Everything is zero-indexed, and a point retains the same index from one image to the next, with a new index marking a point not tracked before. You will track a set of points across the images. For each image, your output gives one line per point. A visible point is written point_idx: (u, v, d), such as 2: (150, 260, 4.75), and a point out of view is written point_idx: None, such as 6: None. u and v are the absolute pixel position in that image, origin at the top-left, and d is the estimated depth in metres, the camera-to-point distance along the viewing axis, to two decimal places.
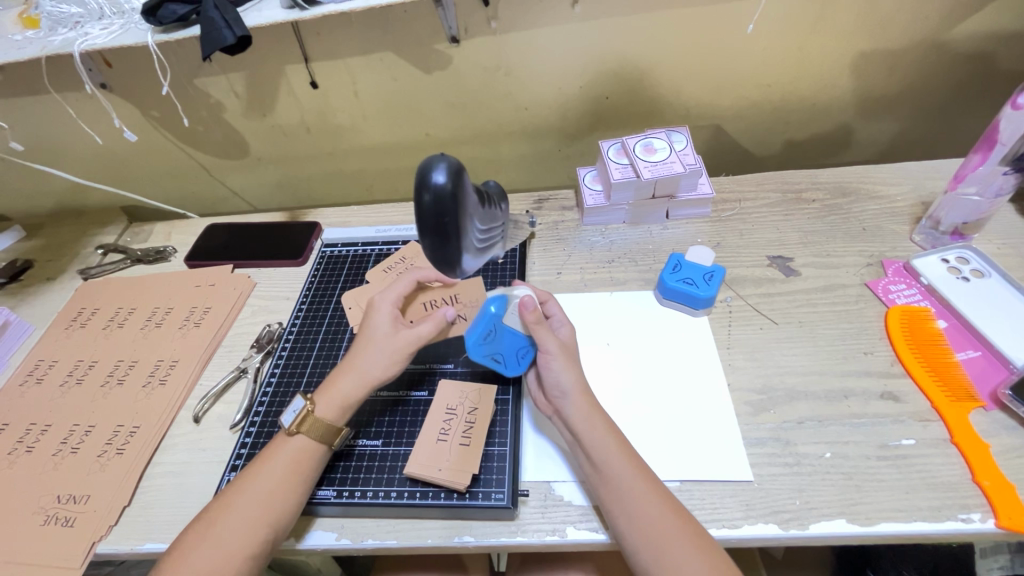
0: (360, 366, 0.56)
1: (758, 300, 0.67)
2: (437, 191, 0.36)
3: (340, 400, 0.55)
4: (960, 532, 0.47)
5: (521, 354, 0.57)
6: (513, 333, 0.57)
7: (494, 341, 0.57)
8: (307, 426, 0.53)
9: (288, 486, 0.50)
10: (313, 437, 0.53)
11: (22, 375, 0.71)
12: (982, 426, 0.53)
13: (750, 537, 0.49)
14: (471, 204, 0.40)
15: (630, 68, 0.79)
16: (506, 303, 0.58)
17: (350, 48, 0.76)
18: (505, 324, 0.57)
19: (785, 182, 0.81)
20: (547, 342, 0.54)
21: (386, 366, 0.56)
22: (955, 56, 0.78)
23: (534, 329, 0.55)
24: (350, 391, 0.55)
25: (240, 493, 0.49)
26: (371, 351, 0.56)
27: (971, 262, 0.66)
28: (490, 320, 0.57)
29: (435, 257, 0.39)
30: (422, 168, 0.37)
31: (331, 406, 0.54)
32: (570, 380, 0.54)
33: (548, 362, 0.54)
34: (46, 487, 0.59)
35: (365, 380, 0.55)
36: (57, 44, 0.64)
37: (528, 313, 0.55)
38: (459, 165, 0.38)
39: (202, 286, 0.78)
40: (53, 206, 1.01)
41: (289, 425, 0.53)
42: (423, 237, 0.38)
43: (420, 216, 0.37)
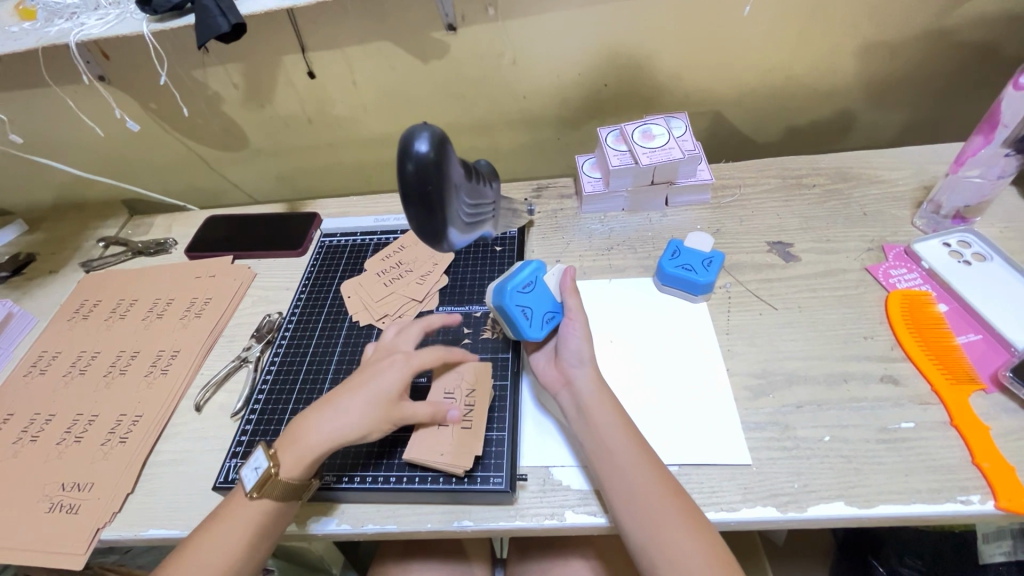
0: (336, 426, 0.51)
1: (757, 285, 0.67)
2: (420, 160, 0.36)
3: (306, 460, 0.51)
4: (959, 514, 0.47)
5: (547, 317, 0.58)
6: (548, 295, 0.59)
7: (530, 294, 0.58)
8: (267, 489, 0.49)
9: (264, 530, 0.49)
10: (274, 499, 0.50)
11: (27, 366, 0.72)
12: (982, 409, 0.53)
13: (749, 520, 0.49)
14: (456, 176, 0.40)
15: (628, 54, 0.78)
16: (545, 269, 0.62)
17: (346, 37, 0.75)
18: (542, 285, 0.60)
19: (785, 168, 0.81)
20: (576, 307, 0.57)
21: (361, 429, 0.51)
22: (959, 38, 0.77)
23: (568, 294, 0.59)
24: (315, 443, 0.51)
25: (219, 534, 0.48)
26: (357, 405, 0.52)
27: (973, 245, 0.65)
28: (534, 274, 0.59)
29: (420, 228, 0.39)
30: (406, 138, 0.37)
31: (296, 466, 0.50)
32: (586, 350, 0.55)
33: (572, 327, 0.57)
34: (51, 475, 0.59)
35: (332, 439, 0.51)
36: (52, 35, 0.64)
37: (568, 278, 0.59)
38: (443, 135, 0.37)
39: (202, 278, 0.79)
40: (54, 199, 1.01)
41: (249, 488, 0.50)
42: (407, 208, 0.37)
43: (403, 186, 0.37)
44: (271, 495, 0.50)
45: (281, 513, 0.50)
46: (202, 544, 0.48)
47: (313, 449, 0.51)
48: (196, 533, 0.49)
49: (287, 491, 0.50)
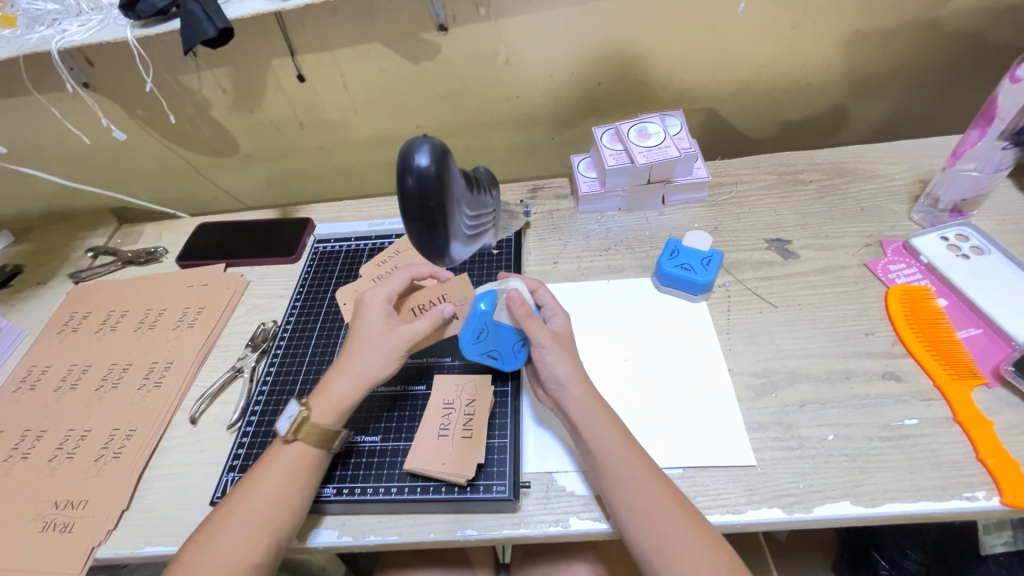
0: (355, 368, 0.54)
1: (757, 284, 0.66)
2: (420, 174, 0.35)
3: (337, 404, 0.53)
4: (965, 510, 0.47)
5: (518, 349, 0.56)
6: (506, 329, 0.55)
7: (489, 337, 0.55)
8: (304, 432, 0.52)
9: (304, 474, 0.51)
10: (311, 442, 0.52)
11: (16, 381, 0.70)
12: (985, 404, 0.53)
13: (755, 522, 0.48)
14: (457, 189, 0.39)
15: (622, 52, 0.77)
16: (491, 296, 0.55)
17: (336, 40, 0.74)
18: (496, 323, 0.54)
19: (781, 164, 0.80)
20: (540, 335, 0.53)
21: (382, 365, 0.54)
22: (952, 31, 0.77)
23: (524, 323, 0.54)
24: (347, 393, 0.54)
25: (258, 481, 0.50)
26: (366, 351, 0.55)
27: (971, 239, 0.65)
28: (484, 318, 0.54)
29: (421, 243, 0.38)
30: (405, 152, 0.36)
31: (328, 410, 0.53)
32: (566, 370, 0.53)
33: (542, 354, 0.53)
34: (43, 494, 0.58)
35: (359, 380, 0.54)
36: (34, 42, 0.63)
37: (517, 308, 0.54)
38: (443, 147, 0.36)
39: (195, 287, 0.77)
40: (41, 209, 0.99)
41: (284, 433, 0.52)
42: (408, 224, 0.37)
43: (403, 201, 0.36)
44: (309, 438, 0.52)
45: (321, 458, 0.52)
46: (246, 493, 0.49)
47: (338, 394, 0.54)
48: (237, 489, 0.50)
49: (323, 437, 0.52)
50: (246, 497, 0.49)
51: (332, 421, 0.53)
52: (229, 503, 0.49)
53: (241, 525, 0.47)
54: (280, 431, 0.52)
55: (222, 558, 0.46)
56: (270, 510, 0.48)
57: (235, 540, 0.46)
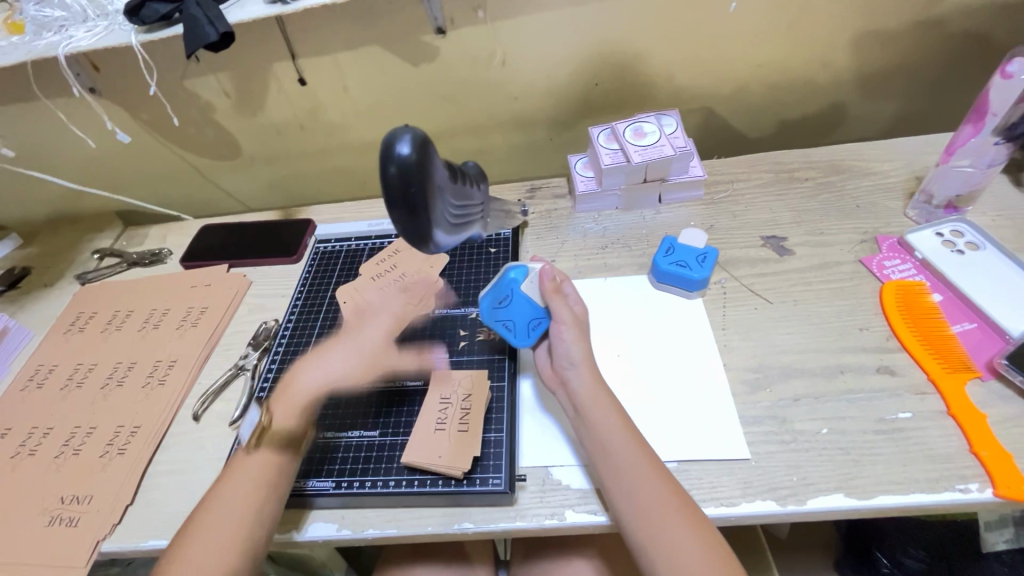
0: (326, 371, 0.57)
1: (752, 280, 0.67)
2: (402, 163, 0.36)
3: (300, 407, 0.55)
4: (958, 503, 0.47)
5: (534, 325, 0.58)
6: (530, 302, 0.59)
7: (509, 305, 0.59)
8: (267, 438, 0.53)
9: (268, 483, 0.51)
10: (274, 448, 0.53)
11: (23, 380, 0.72)
12: (979, 397, 0.53)
13: (749, 514, 0.49)
14: (441, 178, 0.40)
15: (618, 53, 0.78)
16: (527, 273, 0.61)
17: (336, 44, 0.76)
18: (521, 292, 0.60)
19: (778, 162, 0.81)
20: (561, 312, 0.56)
21: (350, 376, 0.57)
22: (947, 29, 0.77)
23: (550, 298, 0.57)
24: (310, 391, 0.56)
25: (226, 490, 0.50)
26: (345, 357, 0.58)
27: (966, 234, 0.65)
28: (510, 285, 0.60)
29: (406, 231, 0.39)
30: (387, 141, 0.37)
31: (291, 415, 0.54)
32: (579, 352, 0.54)
33: (560, 331, 0.55)
34: (49, 489, 0.59)
35: (326, 382, 0.56)
36: (41, 48, 0.64)
37: (545, 282, 0.58)
38: (425, 137, 0.37)
39: (198, 287, 0.79)
40: (48, 213, 1.01)
41: (247, 442, 0.53)
42: (392, 212, 0.38)
43: (387, 189, 0.37)
44: (271, 443, 0.53)
45: (278, 467, 0.52)
46: (215, 503, 0.49)
47: (303, 394, 0.56)
48: (207, 498, 0.50)
49: (286, 441, 0.53)
50: (214, 508, 0.49)
51: (294, 423, 0.54)
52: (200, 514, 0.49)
53: (213, 534, 0.48)
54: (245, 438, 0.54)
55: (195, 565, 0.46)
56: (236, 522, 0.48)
57: (207, 549, 0.47)
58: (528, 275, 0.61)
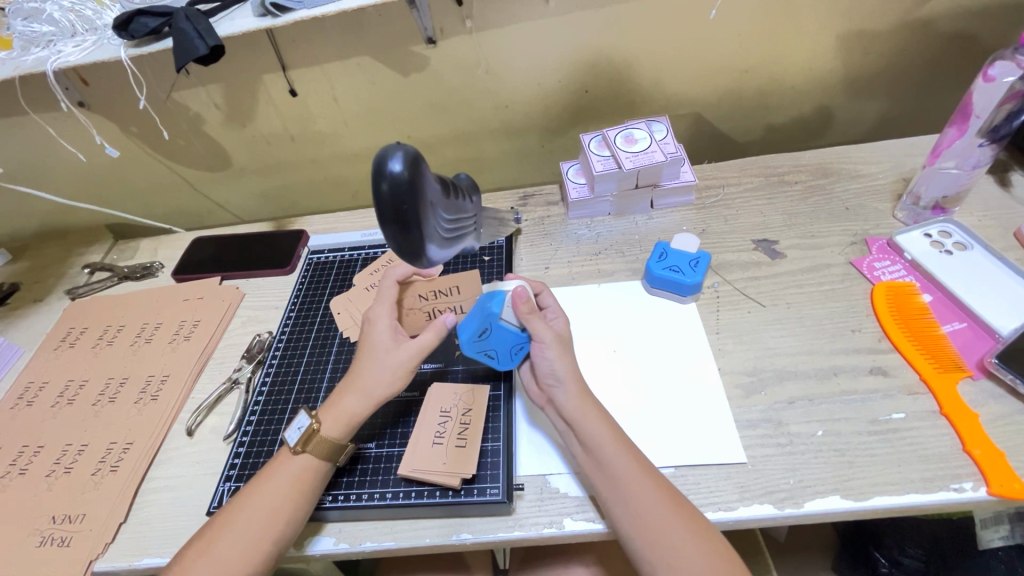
0: (364, 385, 0.54)
1: (744, 284, 0.67)
2: (394, 180, 0.36)
3: (346, 419, 0.54)
4: (954, 502, 0.48)
5: (515, 350, 0.56)
6: (511, 331, 0.54)
7: (490, 337, 0.54)
8: (313, 444, 0.52)
9: (309, 483, 0.51)
10: (321, 455, 0.52)
11: (13, 398, 0.71)
12: (970, 396, 0.53)
13: (746, 519, 0.49)
14: (433, 194, 0.40)
15: (607, 60, 0.79)
16: (503, 300, 0.53)
17: (326, 55, 0.76)
18: (500, 323, 0.53)
19: (767, 166, 0.82)
20: (541, 332, 0.53)
21: (391, 385, 0.54)
22: (930, 32, 0.79)
23: (527, 322, 0.53)
24: (358, 408, 0.54)
25: (259, 491, 0.50)
26: (374, 369, 0.54)
27: (953, 235, 0.66)
28: (489, 317, 0.52)
29: (399, 247, 0.39)
30: (379, 158, 0.36)
31: (338, 424, 0.53)
32: (565, 369, 0.53)
33: (542, 351, 0.54)
34: (40, 509, 0.58)
35: (370, 399, 0.54)
36: (29, 64, 0.64)
37: (521, 307, 0.53)
38: (416, 153, 0.37)
39: (190, 300, 0.78)
40: (37, 227, 1.00)
41: (293, 444, 0.52)
42: (384, 228, 0.37)
43: (379, 206, 0.36)
44: (317, 450, 0.52)
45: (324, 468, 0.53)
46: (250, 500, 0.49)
47: (351, 412, 0.54)
48: (237, 499, 0.50)
49: (332, 451, 0.53)
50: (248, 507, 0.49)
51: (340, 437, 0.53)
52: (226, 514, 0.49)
53: (242, 530, 0.48)
54: (289, 442, 0.53)
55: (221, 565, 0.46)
56: (273, 518, 0.49)
57: (235, 544, 0.47)
58: (503, 301, 0.53)
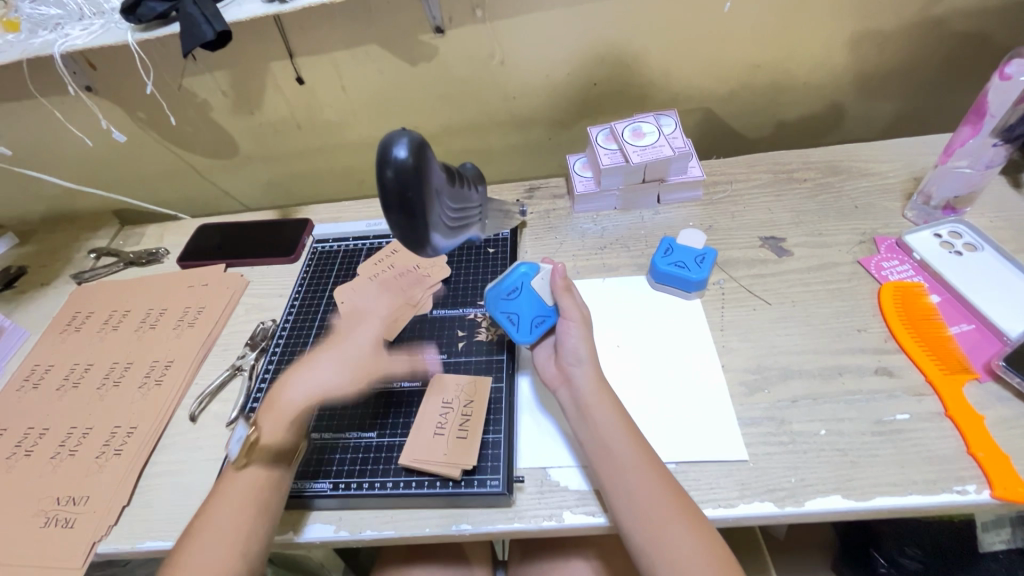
0: (310, 379, 0.57)
1: (750, 281, 0.67)
2: (399, 166, 0.36)
3: (288, 419, 0.55)
4: (956, 504, 0.47)
5: (536, 322, 0.58)
6: (539, 299, 0.59)
7: (520, 298, 0.59)
8: (256, 451, 0.52)
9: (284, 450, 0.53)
10: (263, 463, 0.52)
11: (19, 380, 0.71)
12: (976, 398, 0.53)
13: (747, 516, 0.49)
14: (438, 182, 0.40)
15: (617, 53, 0.78)
16: (538, 270, 0.60)
17: (334, 43, 0.75)
18: (531, 287, 0.59)
19: (776, 162, 0.81)
20: (570, 309, 0.56)
21: (347, 386, 0.59)
22: (946, 30, 0.77)
23: (559, 295, 0.57)
24: (296, 401, 0.56)
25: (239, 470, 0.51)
26: (332, 366, 0.59)
27: (964, 236, 0.65)
28: (523, 277, 0.60)
29: (403, 235, 0.39)
30: (384, 145, 0.36)
31: (277, 427, 0.54)
32: (586, 351, 0.55)
33: (569, 328, 0.56)
34: (45, 490, 0.59)
35: (311, 392, 0.57)
36: (37, 46, 0.64)
37: (557, 279, 0.58)
38: (421, 140, 0.37)
39: (195, 287, 0.78)
40: (44, 211, 1.00)
41: (236, 458, 0.51)
42: (389, 216, 0.37)
43: (383, 193, 0.36)
44: (260, 460, 0.52)
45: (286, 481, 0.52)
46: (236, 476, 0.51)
47: (289, 404, 0.55)
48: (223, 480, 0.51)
49: (276, 455, 0.52)
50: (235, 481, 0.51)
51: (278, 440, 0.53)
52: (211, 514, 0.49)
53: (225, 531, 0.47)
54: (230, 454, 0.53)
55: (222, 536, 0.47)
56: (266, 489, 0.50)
57: (231, 518, 0.48)
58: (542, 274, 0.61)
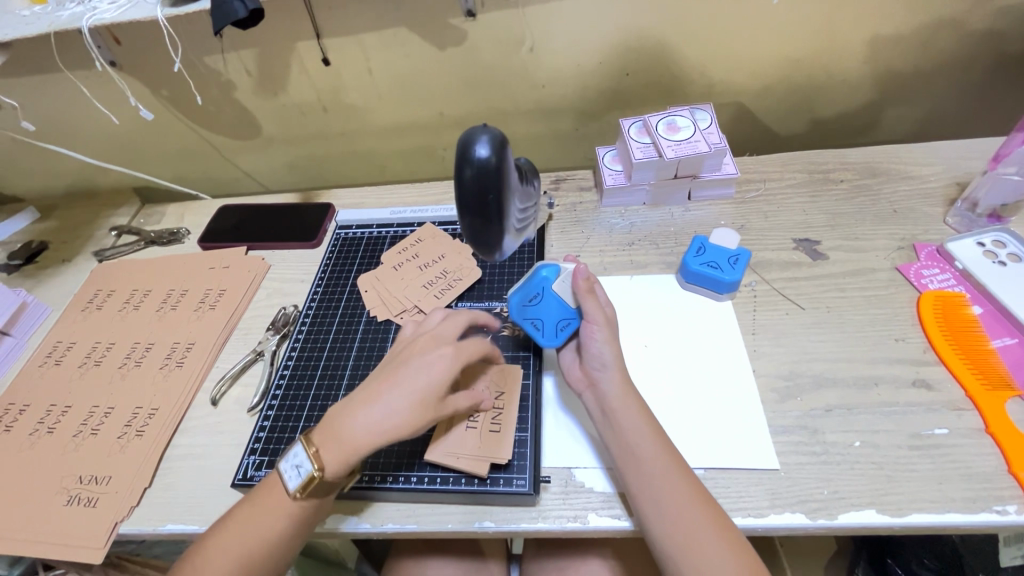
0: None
1: (784, 284, 0.65)
2: (481, 166, 0.35)
3: (350, 449, 0.49)
4: (995, 524, 0.46)
5: (562, 326, 0.57)
6: (559, 303, 0.58)
7: (541, 303, 0.59)
8: (311, 490, 0.48)
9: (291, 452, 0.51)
10: (320, 491, 0.49)
11: (41, 356, 0.71)
12: (1019, 416, 0.51)
13: (776, 527, 0.48)
14: (513, 181, 0.39)
15: (653, 43, 0.76)
16: (559, 272, 0.60)
17: (363, 25, 0.73)
18: (552, 291, 0.59)
19: (812, 162, 0.78)
20: (593, 312, 0.54)
21: (405, 415, 0.49)
22: (998, 28, 0.74)
23: (582, 299, 0.55)
24: (362, 436, 0.49)
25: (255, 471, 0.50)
26: (395, 394, 0.50)
27: (1008, 245, 0.63)
28: (541, 284, 0.60)
29: (476, 235, 0.39)
30: (464, 142, 0.36)
31: (338, 461, 0.48)
32: (612, 355, 0.53)
33: (592, 332, 0.54)
34: (67, 469, 0.59)
35: (379, 430, 0.49)
36: (64, 19, 0.63)
37: (579, 281, 0.55)
38: (501, 138, 0.36)
39: (216, 269, 0.78)
40: (65, 187, 1.00)
41: (294, 490, 0.48)
42: (465, 215, 0.37)
43: (462, 193, 0.36)
44: (318, 491, 0.49)
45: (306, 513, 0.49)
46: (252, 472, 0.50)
47: (354, 443, 0.49)
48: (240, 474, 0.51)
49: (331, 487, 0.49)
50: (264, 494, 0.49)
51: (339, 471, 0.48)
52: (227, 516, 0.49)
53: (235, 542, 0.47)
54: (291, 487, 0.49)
55: (236, 544, 0.47)
56: (291, 507, 0.49)
57: (254, 524, 0.48)
58: (560, 275, 0.60)
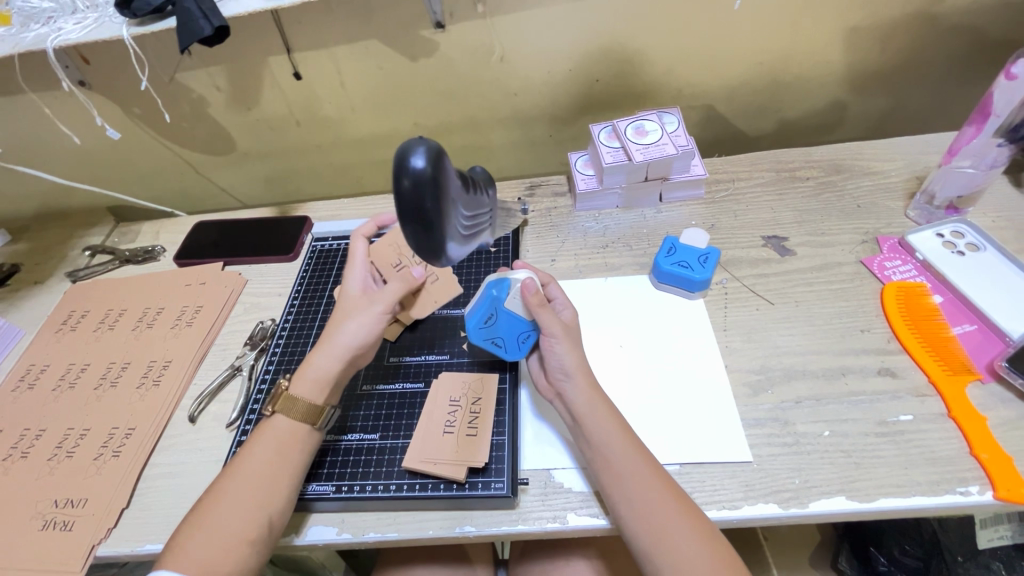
0: (335, 342, 0.56)
1: (753, 280, 0.67)
2: (416, 176, 0.36)
3: (315, 375, 0.55)
4: (960, 505, 0.47)
5: (523, 338, 0.57)
6: (515, 317, 0.56)
7: (496, 322, 0.57)
8: (280, 403, 0.53)
9: (290, 448, 0.52)
10: (292, 416, 0.53)
11: (14, 380, 0.70)
12: (979, 399, 0.53)
13: (750, 517, 0.49)
14: (454, 190, 0.40)
15: (619, 50, 0.77)
16: (509, 287, 0.56)
17: (333, 39, 0.74)
18: (506, 309, 0.56)
19: (778, 161, 0.81)
20: (551, 325, 0.53)
21: (361, 334, 0.56)
22: (950, 27, 0.77)
23: (536, 313, 0.53)
24: (322, 363, 0.55)
25: (243, 464, 0.50)
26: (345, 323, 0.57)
27: (966, 236, 0.65)
28: (494, 303, 0.56)
29: (418, 244, 0.40)
30: (401, 152, 0.37)
31: (305, 383, 0.54)
32: (573, 362, 0.53)
33: (552, 345, 0.53)
34: (42, 493, 0.58)
35: (338, 352, 0.55)
36: (29, 41, 0.63)
37: (529, 297, 0.53)
38: (438, 148, 0.37)
39: (192, 286, 0.77)
40: (37, 208, 0.99)
41: (265, 409, 0.54)
42: (405, 225, 0.38)
43: (400, 203, 0.37)
44: (289, 411, 0.53)
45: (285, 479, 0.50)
46: (242, 465, 0.50)
47: (315, 364, 0.55)
48: (226, 471, 0.51)
49: (305, 411, 0.53)
50: (240, 476, 0.50)
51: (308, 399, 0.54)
52: (206, 506, 0.48)
53: (216, 533, 0.47)
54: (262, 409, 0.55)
55: (218, 535, 0.47)
56: (267, 483, 0.49)
57: (232, 510, 0.48)
58: (510, 291, 0.55)
